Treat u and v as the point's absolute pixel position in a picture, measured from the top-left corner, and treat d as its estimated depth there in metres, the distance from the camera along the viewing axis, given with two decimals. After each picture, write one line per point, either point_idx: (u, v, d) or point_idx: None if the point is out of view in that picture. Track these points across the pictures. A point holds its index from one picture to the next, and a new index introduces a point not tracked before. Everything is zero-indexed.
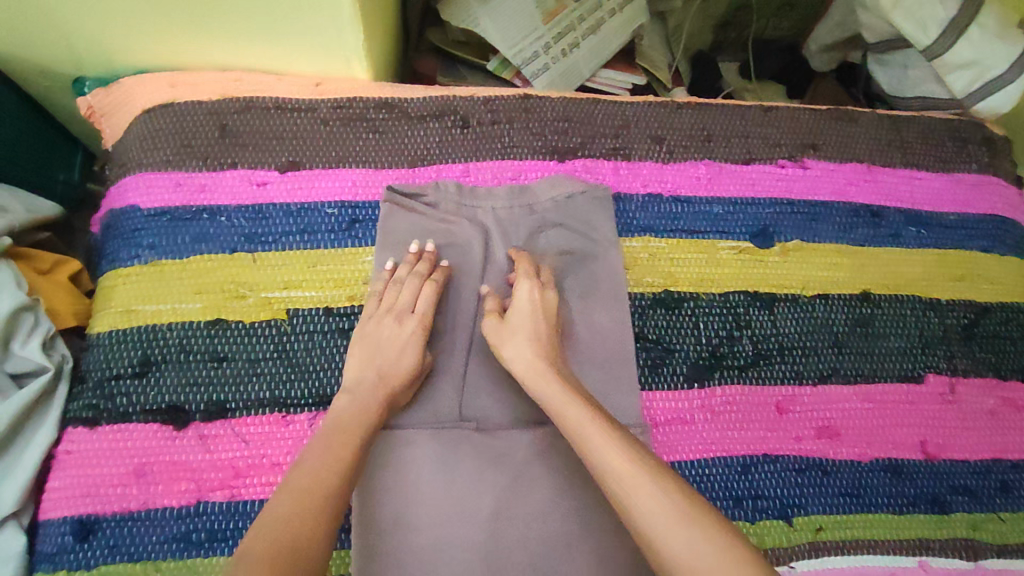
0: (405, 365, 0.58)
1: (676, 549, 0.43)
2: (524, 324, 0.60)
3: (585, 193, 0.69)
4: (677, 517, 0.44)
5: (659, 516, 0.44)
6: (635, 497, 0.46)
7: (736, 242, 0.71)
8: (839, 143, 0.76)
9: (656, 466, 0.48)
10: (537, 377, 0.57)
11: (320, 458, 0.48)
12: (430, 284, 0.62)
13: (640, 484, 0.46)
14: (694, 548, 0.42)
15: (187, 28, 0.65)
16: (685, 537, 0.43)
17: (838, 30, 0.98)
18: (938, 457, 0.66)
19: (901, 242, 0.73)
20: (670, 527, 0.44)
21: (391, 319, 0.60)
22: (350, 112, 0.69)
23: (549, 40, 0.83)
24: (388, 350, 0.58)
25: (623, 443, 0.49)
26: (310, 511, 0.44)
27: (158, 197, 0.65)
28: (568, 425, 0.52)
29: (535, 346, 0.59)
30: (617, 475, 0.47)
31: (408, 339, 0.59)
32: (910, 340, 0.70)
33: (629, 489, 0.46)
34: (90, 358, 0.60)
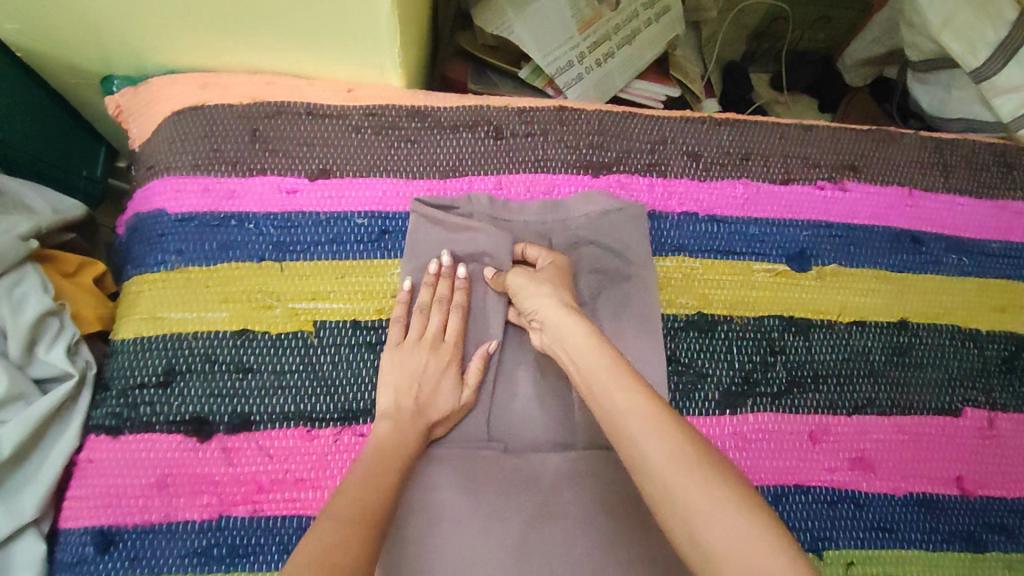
0: (442, 403, 0.58)
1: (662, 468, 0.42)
2: (553, 278, 0.60)
3: (620, 211, 0.67)
4: (687, 460, 0.42)
5: (666, 457, 0.42)
6: (642, 437, 0.44)
7: (773, 264, 0.69)
8: (879, 165, 0.74)
9: (670, 412, 0.46)
10: (555, 319, 0.55)
11: (358, 487, 0.48)
12: (455, 309, 0.62)
13: (651, 425, 0.44)
14: (702, 494, 0.40)
15: (221, 30, 0.64)
16: (692, 482, 0.41)
17: (876, 45, 0.95)
18: (975, 493, 0.64)
19: (941, 269, 0.71)
20: (678, 469, 0.42)
21: (422, 349, 0.60)
22: (382, 120, 0.68)
23: (584, 48, 0.82)
24: (425, 381, 0.58)
25: (636, 385, 0.48)
26: (353, 538, 0.43)
27: (186, 201, 0.64)
28: (583, 364, 0.51)
29: (557, 295, 0.57)
30: (629, 415, 0.46)
31: (436, 362, 0.59)
32: (949, 371, 0.68)
33: (638, 429, 0.44)
34: (114, 364, 0.59)
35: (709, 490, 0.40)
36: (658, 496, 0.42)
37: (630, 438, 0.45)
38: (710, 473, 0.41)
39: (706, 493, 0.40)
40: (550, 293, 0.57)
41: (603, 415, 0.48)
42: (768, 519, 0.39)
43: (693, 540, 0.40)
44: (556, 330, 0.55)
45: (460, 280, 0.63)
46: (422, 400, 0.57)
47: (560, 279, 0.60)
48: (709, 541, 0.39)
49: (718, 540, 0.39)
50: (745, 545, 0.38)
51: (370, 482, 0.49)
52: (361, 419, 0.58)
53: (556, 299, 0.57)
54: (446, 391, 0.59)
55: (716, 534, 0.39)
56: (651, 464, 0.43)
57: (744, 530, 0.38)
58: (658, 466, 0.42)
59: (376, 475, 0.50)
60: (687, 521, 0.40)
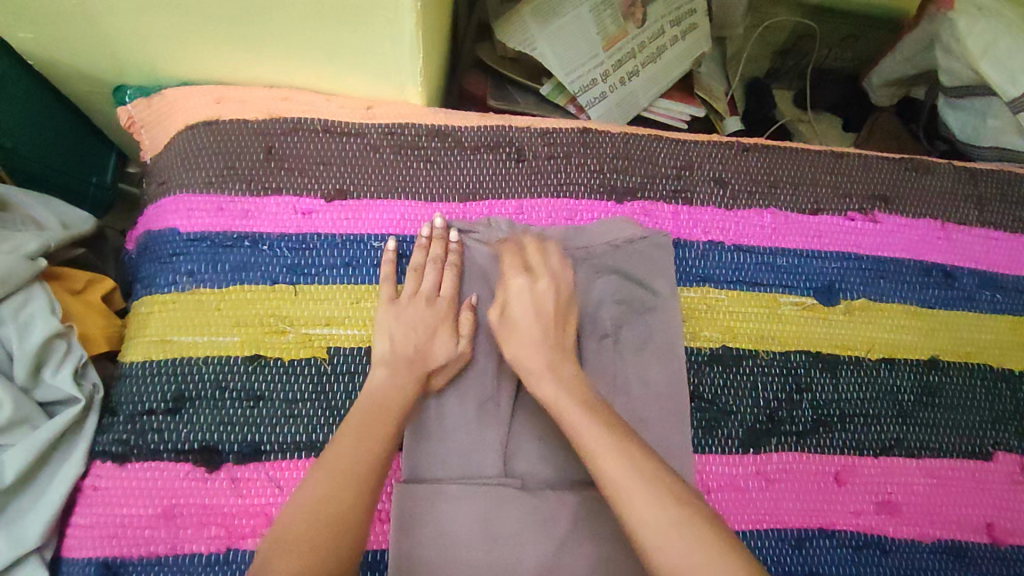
0: (440, 351, 0.58)
1: (642, 527, 0.43)
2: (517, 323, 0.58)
3: (659, 244, 0.65)
4: (682, 532, 0.42)
5: (643, 517, 0.44)
6: (627, 502, 0.45)
7: (800, 298, 0.67)
8: (911, 196, 0.72)
9: (666, 477, 0.46)
10: (535, 377, 0.55)
11: (344, 489, 0.45)
12: (449, 269, 0.62)
13: (644, 493, 0.44)
14: (680, 557, 0.42)
15: (236, 43, 0.62)
16: (688, 558, 0.41)
17: (904, 66, 0.92)
18: (1006, 542, 0.62)
19: (973, 306, 0.69)
20: (676, 542, 0.42)
21: (440, 340, 0.58)
22: (402, 139, 0.66)
23: (608, 66, 0.80)
24: (423, 330, 0.58)
25: (626, 446, 0.47)
26: None
27: (199, 221, 0.62)
28: (567, 425, 0.50)
29: (524, 349, 0.57)
30: (622, 482, 0.45)
31: (430, 316, 0.59)
32: (981, 413, 0.66)
33: (630, 497, 0.45)
34: (123, 389, 0.57)
35: (687, 551, 0.42)
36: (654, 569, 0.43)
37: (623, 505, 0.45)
38: (705, 542, 0.42)
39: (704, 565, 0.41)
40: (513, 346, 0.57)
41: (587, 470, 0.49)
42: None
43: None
44: (536, 388, 0.55)
45: (453, 244, 0.62)
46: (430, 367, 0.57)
47: (527, 317, 0.58)
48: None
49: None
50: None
51: (363, 483, 0.46)
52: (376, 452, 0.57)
53: (525, 351, 0.56)
54: (449, 355, 0.58)
55: None
56: (643, 539, 0.43)
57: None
58: (639, 528, 0.43)
59: (369, 471, 0.47)
60: None
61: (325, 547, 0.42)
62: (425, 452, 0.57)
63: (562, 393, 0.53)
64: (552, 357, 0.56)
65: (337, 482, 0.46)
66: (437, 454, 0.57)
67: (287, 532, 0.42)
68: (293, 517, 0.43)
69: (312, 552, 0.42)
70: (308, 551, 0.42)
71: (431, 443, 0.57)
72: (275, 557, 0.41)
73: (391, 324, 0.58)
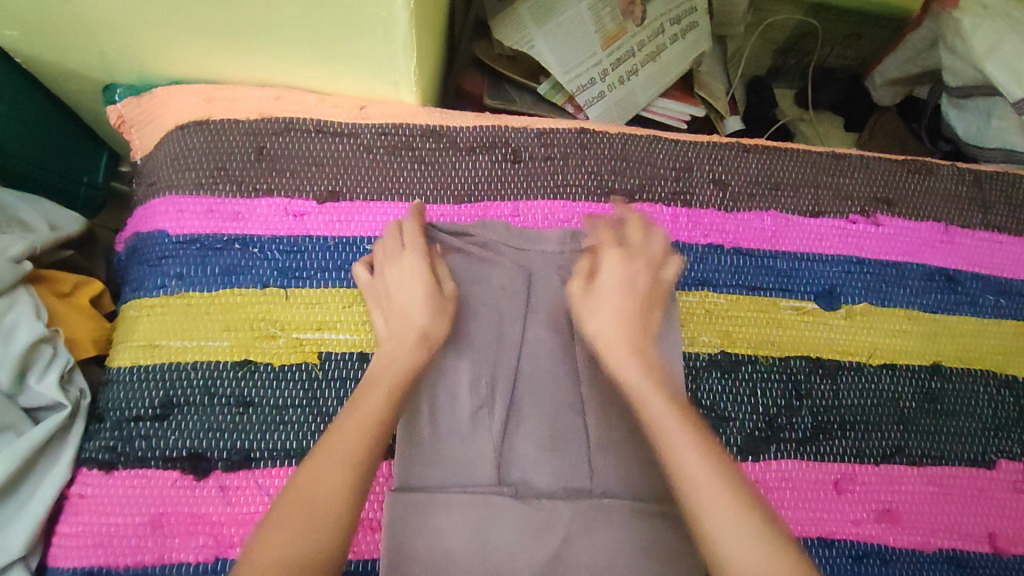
0: (417, 305, 0.54)
1: (722, 536, 0.40)
2: (608, 301, 0.55)
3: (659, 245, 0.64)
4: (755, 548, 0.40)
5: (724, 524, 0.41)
6: (706, 506, 0.41)
7: (801, 302, 0.66)
8: (914, 200, 0.71)
9: (742, 486, 0.43)
10: (619, 358, 0.51)
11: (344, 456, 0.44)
12: (407, 222, 0.59)
13: (717, 496, 0.42)
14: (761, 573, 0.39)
15: (226, 42, 0.60)
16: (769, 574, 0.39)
17: (908, 66, 0.91)
18: (1008, 552, 0.61)
19: (977, 311, 0.68)
20: (746, 553, 0.40)
21: (427, 295, 0.55)
22: (395, 139, 0.65)
23: (607, 65, 0.79)
24: (406, 293, 0.55)
25: (704, 445, 0.44)
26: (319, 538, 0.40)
27: (188, 223, 0.61)
28: (648, 412, 0.47)
29: (614, 322, 0.53)
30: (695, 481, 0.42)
31: (402, 275, 0.55)
32: (983, 420, 0.65)
33: (701, 499, 0.42)
34: (110, 395, 0.56)
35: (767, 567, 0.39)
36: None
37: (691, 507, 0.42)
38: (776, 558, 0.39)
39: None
40: (612, 316, 0.54)
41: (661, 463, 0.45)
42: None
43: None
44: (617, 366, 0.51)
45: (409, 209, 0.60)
46: (421, 323, 0.53)
47: (624, 292, 0.55)
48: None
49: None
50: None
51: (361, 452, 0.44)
52: None
53: (620, 327, 0.53)
54: (434, 307, 0.55)
55: None
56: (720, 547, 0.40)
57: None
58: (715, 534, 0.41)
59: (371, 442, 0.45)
60: None
61: (332, 530, 0.41)
62: (418, 460, 0.56)
63: (647, 380, 0.49)
64: (634, 337, 0.52)
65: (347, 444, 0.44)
66: (428, 462, 0.56)
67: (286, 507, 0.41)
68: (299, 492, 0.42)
69: (313, 535, 0.40)
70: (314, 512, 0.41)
71: (424, 452, 0.56)
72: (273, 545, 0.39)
73: (381, 295, 0.55)
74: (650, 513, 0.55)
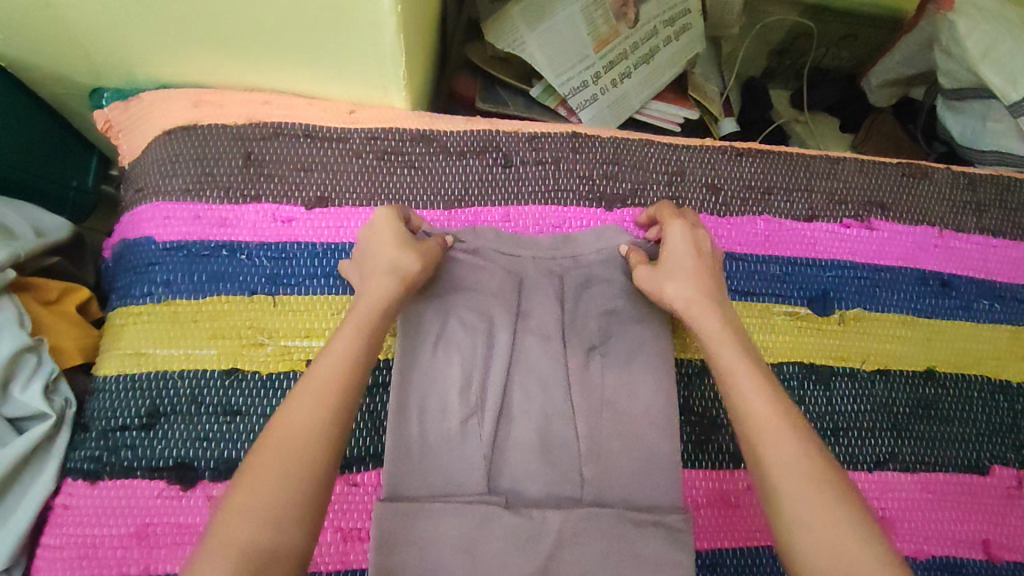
0: (384, 246, 0.53)
1: (784, 476, 0.42)
2: (677, 262, 0.56)
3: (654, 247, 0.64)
4: (816, 493, 0.41)
5: (788, 464, 0.43)
6: (771, 448, 0.44)
7: (794, 307, 0.65)
8: (908, 204, 0.70)
9: (811, 437, 0.44)
10: (697, 311, 0.53)
11: (301, 405, 0.42)
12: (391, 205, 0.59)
13: (785, 440, 0.44)
14: (825, 513, 0.40)
15: (212, 47, 0.60)
16: (829, 514, 0.40)
17: (903, 67, 0.90)
18: (1002, 558, 0.61)
19: (971, 315, 0.68)
20: (807, 492, 0.41)
21: (396, 234, 0.54)
22: (385, 144, 0.65)
23: (600, 68, 0.78)
24: (379, 244, 0.53)
25: (776, 396, 0.46)
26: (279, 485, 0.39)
27: (174, 229, 0.60)
28: (722, 360, 0.49)
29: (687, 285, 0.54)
30: (766, 427, 0.44)
31: (375, 231, 0.54)
32: (977, 426, 0.64)
33: (769, 441, 0.44)
34: (96, 404, 0.56)
35: (829, 507, 0.41)
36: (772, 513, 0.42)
37: (757, 449, 0.44)
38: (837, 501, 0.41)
39: (826, 524, 0.40)
40: (688, 276, 0.55)
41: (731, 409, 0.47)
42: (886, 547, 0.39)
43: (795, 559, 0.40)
44: (695, 317, 0.53)
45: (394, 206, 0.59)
46: (392, 257, 0.52)
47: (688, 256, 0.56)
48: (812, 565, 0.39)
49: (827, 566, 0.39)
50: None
51: (320, 395, 0.43)
52: (359, 466, 0.57)
53: (699, 284, 0.54)
54: (405, 242, 0.53)
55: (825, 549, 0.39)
56: (781, 486, 0.42)
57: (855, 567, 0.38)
58: (777, 471, 0.43)
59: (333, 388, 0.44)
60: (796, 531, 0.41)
61: (310, 475, 0.40)
62: (406, 468, 0.55)
63: (723, 333, 0.51)
64: (712, 298, 0.54)
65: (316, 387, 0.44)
66: (418, 470, 0.55)
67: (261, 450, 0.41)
68: (275, 436, 0.41)
69: (269, 488, 0.39)
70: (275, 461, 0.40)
71: (413, 460, 0.56)
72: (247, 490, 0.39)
73: (362, 241, 0.55)
74: (642, 522, 0.54)
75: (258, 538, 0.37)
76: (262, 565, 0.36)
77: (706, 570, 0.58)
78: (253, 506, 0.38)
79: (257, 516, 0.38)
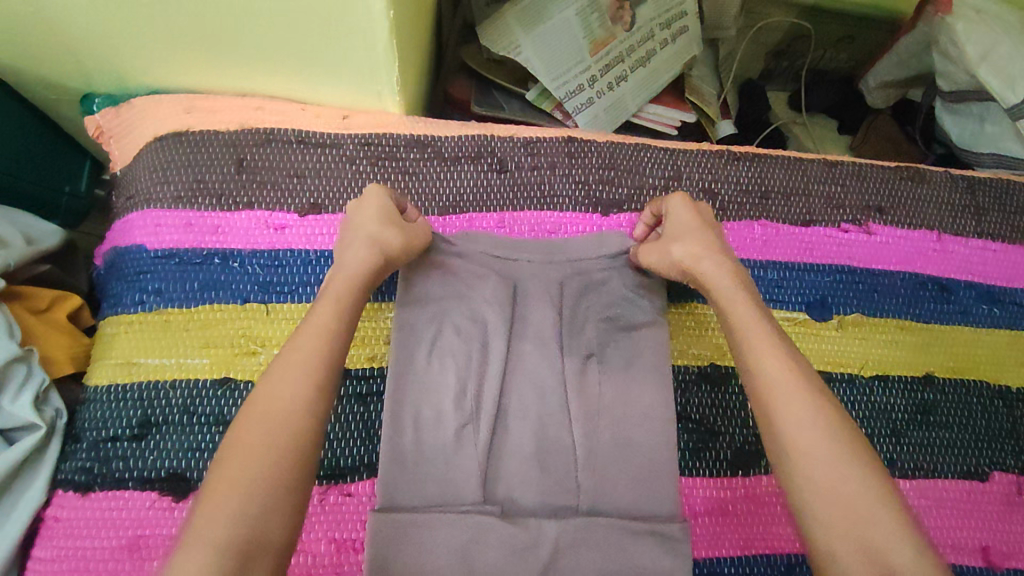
0: (368, 221, 0.54)
1: (796, 433, 0.44)
2: (687, 228, 0.58)
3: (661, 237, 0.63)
4: (825, 448, 0.43)
5: (799, 419, 0.44)
6: (783, 405, 0.45)
7: (792, 313, 0.65)
8: (907, 208, 0.70)
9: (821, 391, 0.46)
10: (708, 270, 0.55)
11: (294, 376, 0.44)
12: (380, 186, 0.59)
13: (795, 398, 0.45)
14: (834, 467, 0.42)
15: (205, 53, 0.59)
16: (837, 470, 0.42)
17: (901, 69, 0.90)
18: (1002, 566, 0.61)
19: (970, 320, 0.67)
20: (818, 448, 0.43)
21: (381, 208, 0.55)
22: (378, 149, 0.64)
23: (596, 72, 0.77)
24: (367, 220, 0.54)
25: (787, 352, 0.48)
26: (270, 451, 0.41)
27: (166, 237, 0.60)
28: (736, 321, 0.51)
29: (691, 246, 0.56)
30: (778, 385, 0.46)
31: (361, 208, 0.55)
32: (977, 432, 0.64)
33: (779, 396, 0.46)
34: (87, 415, 0.55)
35: (838, 460, 0.43)
36: (782, 463, 0.44)
37: (770, 402, 0.46)
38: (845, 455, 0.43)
39: (834, 475, 0.42)
40: (699, 240, 0.56)
41: (744, 369, 0.49)
42: (888, 497, 0.41)
43: (803, 507, 0.43)
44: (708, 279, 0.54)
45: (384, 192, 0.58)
46: (374, 232, 0.53)
47: (696, 224, 0.58)
48: (821, 507, 0.42)
49: (834, 513, 0.41)
50: (858, 522, 0.40)
51: (313, 364, 0.45)
52: (352, 476, 0.57)
53: (709, 246, 0.56)
54: (388, 217, 0.55)
55: (835, 503, 0.41)
56: (793, 442, 0.44)
57: (864, 508, 0.41)
58: (789, 428, 0.45)
59: (326, 361, 0.45)
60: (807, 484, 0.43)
61: (300, 445, 0.42)
62: (401, 477, 0.55)
63: (736, 291, 0.53)
64: (726, 259, 0.55)
65: (310, 356, 0.45)
66: (411, 477, 0.55)
67: (238, 438, 0.41)
68: (253, 423, 0.42)
69: (265, 449, 0.41)
70: (270, 432, 0.41)
71: (408, 468, 0.55)
72: (230, 476, 0.39)
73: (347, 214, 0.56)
74: (640, 530, 0.54)
75: (252, 509, 0.38)
76: (258, 519, 0.38)
77: None
78: (237, 493, 0.39)
79: (241, 501, 0.38)
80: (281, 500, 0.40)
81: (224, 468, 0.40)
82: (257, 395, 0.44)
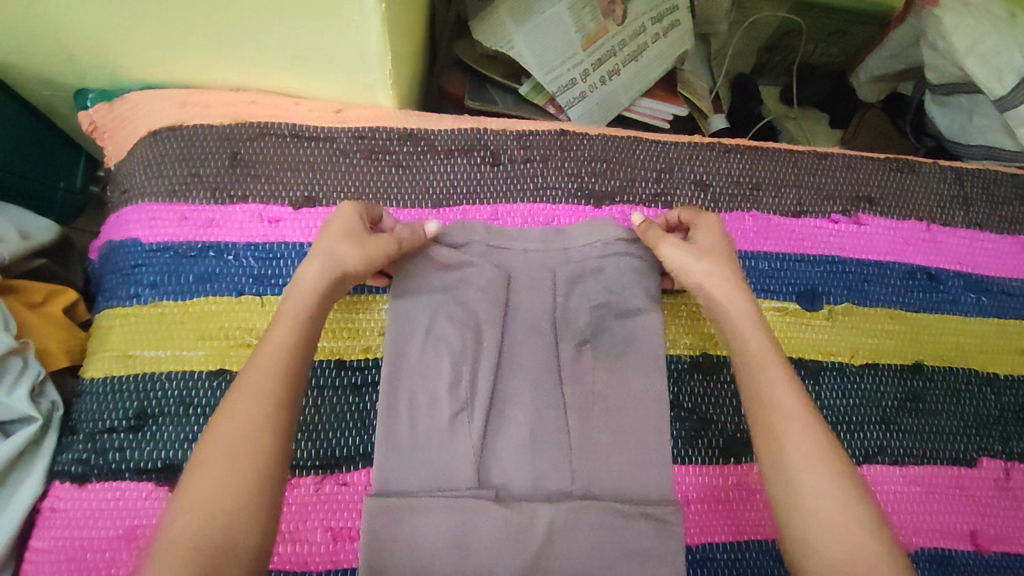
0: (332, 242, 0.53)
1: (801, 471, 0.46)
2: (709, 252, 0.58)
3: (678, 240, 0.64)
4: (830, 490, 0.45)
5: (802, 460, 0.46)
6: (788, 444, 0.47)
7: (784, 302, 0.65)
8: (896, 198, 0.70)
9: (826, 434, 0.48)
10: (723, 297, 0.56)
11: (248, 399, 0.44)
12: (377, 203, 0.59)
13: (802, 438, 0.47)
14: (835, 507, 0.45)
15: (198, 49, 0.59)
16: (835, 511, 0.44)
17: (891, 62, 0.91)
18: (990, 549, 0.61)
19: (959, 309, 0.68)
20: (820, 488, 0.45)
21: (343, 227, 0.54)
22: (372, 143, 0.65)
23: (588, 66, 0.78)
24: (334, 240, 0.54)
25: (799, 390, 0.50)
26: (224, 475, 0.41)
27: (161, 230, 0.60)
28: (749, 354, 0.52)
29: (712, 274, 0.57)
30: (786, 423, 0.48)
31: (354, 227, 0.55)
32: (965, 419, 0.65)
33: (788, 434, 0.48)
34: (83, 407, 0.56)
35: (838, 502, 0.45)
36: (786, 497, 0.46)
37: (780, 439, 0.48)
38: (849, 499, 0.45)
39: (839, 515, 0.44)
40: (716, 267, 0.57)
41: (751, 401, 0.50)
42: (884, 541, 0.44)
43: (802, 539, 0.44)
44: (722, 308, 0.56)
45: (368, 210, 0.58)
46: (331, 246, 0.53)
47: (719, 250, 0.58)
48: (821, 544, 0.44)
49: (833, 549, 0.43)
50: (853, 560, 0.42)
51: (267, 386, 0.45)
52: (346, 467, 0.57)
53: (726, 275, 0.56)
54: (358, 238, 0.54)
55: (832, 540, 0.43)
56: (796, 480, 0.46)
57: (859, 548, 0.43)
58: (794, 466, 0.46)
59: (278, 384, 0.45)
60: (806, 520, 0.45)
61: (256, 465, 0.42)
62: (396, 466, 0.55)
63: (749, 323, 0.54)
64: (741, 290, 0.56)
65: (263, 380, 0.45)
66: (407, 463, 0.55)
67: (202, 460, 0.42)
68: (212, 450, 0.42)
69: (217, 478, 0.41)
70: (224, 456, 0.42)
71: (402, 454, 0.56)
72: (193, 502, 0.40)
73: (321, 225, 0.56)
74: (632, 514, 0.54)
75: (206, 533, 0.39)
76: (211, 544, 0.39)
77: (696, 564, 0.58)
78: (198, 512, 0.40)
79: (202, 524, 0.39)
80: (241, 519, 0.40)
81: (186, 494, 0.41)
82: (219, 416, 0.44)
